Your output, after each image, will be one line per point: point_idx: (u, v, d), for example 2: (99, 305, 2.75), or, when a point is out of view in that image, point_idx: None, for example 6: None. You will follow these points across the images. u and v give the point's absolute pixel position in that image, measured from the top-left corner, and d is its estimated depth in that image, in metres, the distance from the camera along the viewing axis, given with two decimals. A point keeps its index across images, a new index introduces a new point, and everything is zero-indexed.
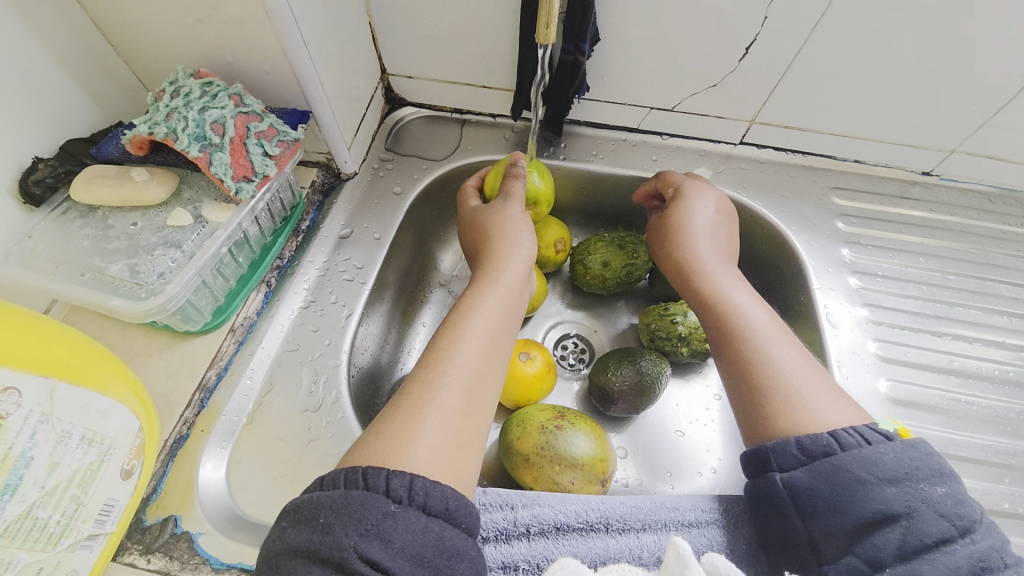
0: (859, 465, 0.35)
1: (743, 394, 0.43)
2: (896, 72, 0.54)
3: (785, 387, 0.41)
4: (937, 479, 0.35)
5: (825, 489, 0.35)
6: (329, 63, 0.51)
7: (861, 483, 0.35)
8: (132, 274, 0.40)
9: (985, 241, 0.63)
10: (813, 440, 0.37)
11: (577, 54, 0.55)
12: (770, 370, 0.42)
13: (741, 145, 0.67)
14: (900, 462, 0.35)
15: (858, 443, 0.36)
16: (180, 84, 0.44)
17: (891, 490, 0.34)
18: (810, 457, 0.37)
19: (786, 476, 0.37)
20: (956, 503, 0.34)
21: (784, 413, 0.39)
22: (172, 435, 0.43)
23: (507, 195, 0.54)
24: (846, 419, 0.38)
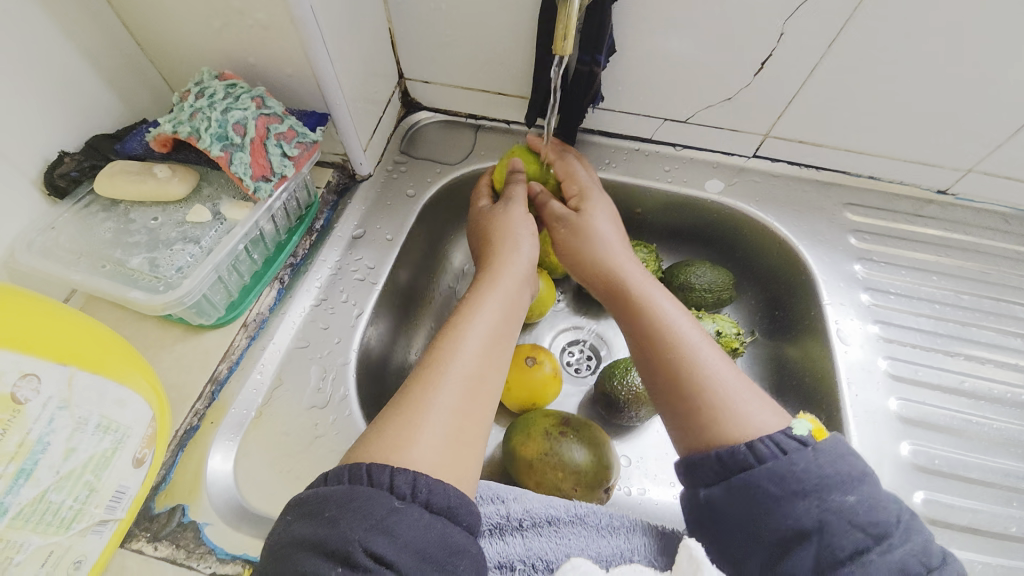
0: (768, 479, 0.36)
1: (671, 410, 0.43)
2: (912, 90, 0.54)
3: (710, 399, 0.41)
4: (848, 487, 0.35)
5: (742, 506, 0.37)
6: (349, 67, 0.52)
7: (773, 498, 0.36)
8: (152, 267, 0.41)
9: (1000, 262, 0.62)
10: (728, 455, 0.38)
11: (593, 65, 0.55)
12: (698, 384, 0.42)
13: (754, 158, 0.67)
14: (809, 473, 0.36)
15: (771, 455, 0.37)
16: (205, 85, 0.45)
17: (801, 503, 0.35)
18: (725, 473, 0.38)
19: (707, 493, 0.39)
20: (869, 509, 0.35)
21: (710, 427, 0.40)
22: (182, 426, 0.44)
23: (508, 199, 0.55)
24: (770, 421, 0.39)
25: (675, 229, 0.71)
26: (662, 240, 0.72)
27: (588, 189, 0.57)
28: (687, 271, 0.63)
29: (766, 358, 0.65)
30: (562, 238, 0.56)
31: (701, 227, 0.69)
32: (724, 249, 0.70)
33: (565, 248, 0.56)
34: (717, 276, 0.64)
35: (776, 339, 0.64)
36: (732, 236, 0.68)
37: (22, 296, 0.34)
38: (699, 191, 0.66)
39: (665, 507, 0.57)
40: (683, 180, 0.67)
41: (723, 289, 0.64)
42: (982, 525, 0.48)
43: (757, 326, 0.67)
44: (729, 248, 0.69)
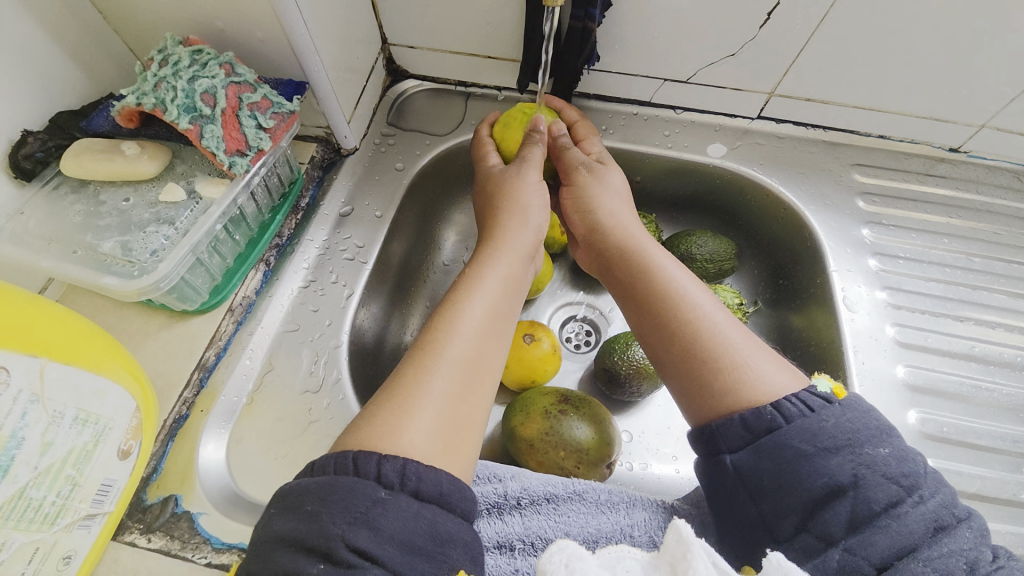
0: (799, 437, 0.35)
1: (687, 376, 0.41)
2: (930, 39, 0.50)
3: (728, 361, 0.40)
4: (879, 440, 0.34)
5: (772, 468, 0.35)
6: (325, 30, 0.48)
7: (805, 456, 0.34)
8: (124, 251, 0.39)
9: (1013, 222, 0.60)
10: (757, 415, 0.37)
11: (587, 20, 0.52)
12: (715, 347, 0.40)
13: (758, 119, 0.64)
14: (840, 428, 0.35)
15: (800, 413, 0.36)
16: (168, 52, 0.41)
17: (834, 459, 0.34)
18: (753, 435, 0.36)
19: (734, 458, 0.37)
20: (900, 461, 0.34)
21: (728, 391, 0.39)
22: (171, 415, 0.42)
23: (523, 160, 0.51)
24: (790, 384, 0.38)
25: (676, 198, 0.68)
26: (662, 210, 0.70)
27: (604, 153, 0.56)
28: (688, 241, 0.61)
29: (770, 328, 0.63)
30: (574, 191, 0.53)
31: (702, 194, 0.67)
32: (726, 217, 0.67)
33: (575, 198, 0.53)
34: (719, 245, 0.62)
35: (780, 308, 0.63)
36: (735, 203, 0.65)
37: None
38: (701, 157, 0.63)
39: (668, 480, 0.57)
40: (684, 145, 0.64)
41: (725, 259, 0.62)
42: (991, 492, 0.47)
43: (761, 295, 0.65)
44: (732, 216, 0.67)
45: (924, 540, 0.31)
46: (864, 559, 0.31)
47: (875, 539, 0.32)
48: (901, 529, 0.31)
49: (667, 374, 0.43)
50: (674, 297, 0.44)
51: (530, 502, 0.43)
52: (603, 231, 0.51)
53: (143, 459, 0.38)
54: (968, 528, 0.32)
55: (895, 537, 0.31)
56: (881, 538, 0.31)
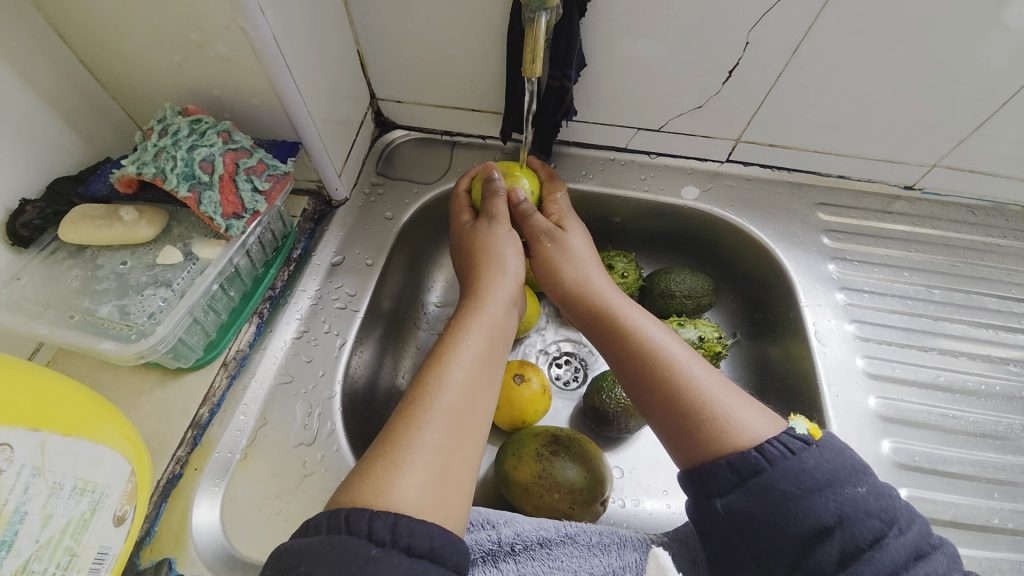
0: (785, 480, 0.37)
1: (674, 423, 0.43)
2: (874, 93, 0.56)
3: (710, 407, 0.41)
4: (856, 479, 0.37)
5: (762, 511, 0.37)
6: (317, 93, 0.51)
7: (792, 498, 0.36)
8: (122, 315, 0.40)
9: (968, 254, 0.64)
10: (743, 460, 0.38)
11: (565, 80, 0.56)
12: (698, 393, 0.42)
13: (727, 163, 0.68)
14: (821, 469, 0.37)
15: (782, 455, 0.38)
16: (168, 121, 0.44)
17: (819, 500, 0.36)
18: (741, 478, 0.38)
19: (725, 502, 0.39)
20: (878, 499, 0.36)
21: (715, 435, 0.40)
22: (165, 475, 0.43)
23: (491, 218, 0.54)
24: (769, 428, 0.40)
25: (655, 236, 0.72)
26: (642, 247, 0.73)
27: (566, 214, 0.58)
28: (666, 279, 0.64)
29: (751, 359, 0.66)
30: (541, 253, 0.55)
31: (679, 233, 0.70)
32: (703, 254, 0.71)
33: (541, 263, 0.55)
34: (696, 282, 0.65)
35: (758, 340, 0.66)
36: (710, 241, 0.69)
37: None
38: (676, 199, 0.67)
39: (659, 516, 0.58)
40: (660, 188, 0.67)
41: (702, 295, 0.65)
42: (965, 518, 0.50)
43: (739, 327, 0.68)
44: (708, 252, 0.70)
45: (904, 566, 0.33)
46: None
47: (861, 572, 0.34)
48: (884, 559, 0.34)
49: (657, 420, 0.44)
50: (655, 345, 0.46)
51: (524, 547, 0.44)
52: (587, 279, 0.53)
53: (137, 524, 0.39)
54: (943, 554, 0.34)
55: (878, 567, 0.33)
56: (867, 569, 0.34)
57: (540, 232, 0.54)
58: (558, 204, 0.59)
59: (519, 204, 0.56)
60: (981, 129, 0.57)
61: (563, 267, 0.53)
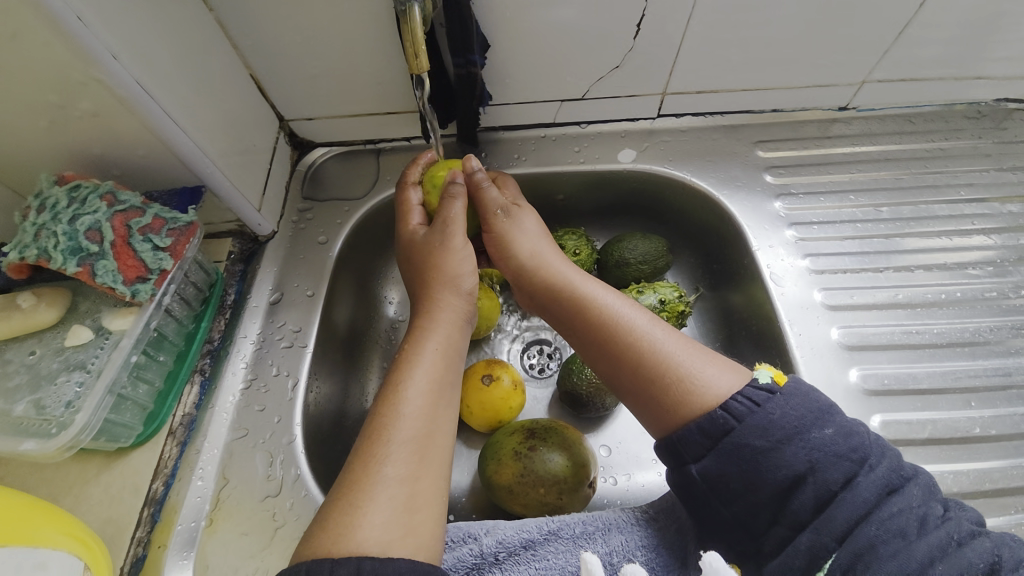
0: (752, 434, 0.36)
1: (642, 399, 0.41)
2: (788, 21, 0.54)
3: (673, 374, 0.40)
4: (823, 421, 0.36)
5: (735, 469, 0.36)
6: (211, 130, 0.48)
7: (762, 452, 0.36)
8: (37, 410, 0.37)
9: (911, 164, 0.63)
10: (711, 421, 0.37)
11: (470, 67, 0.53)
12: (660, 362, 0.41)
13: (659, 118, 0.66)
14: (787, 418, 0.36)
15: (749, 410, 0.37)
16: (46, 195, 0.41)
17: (789, 450, 0.35)
18: (712, 439, 0.37)
19: (700, 467, 0.37)
20: (846, 438, 0.35)
21: (682, 401, 0.39)
22: (128, 560, 0.41)
23: (443, 217, 0.51)
24: (735, 382, 0.39)
25: (603, 206, 0.70)
26: (593, 220, 0.71)
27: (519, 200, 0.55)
28: (619, 248, 0.63)
29: (717, 311, 0.65)
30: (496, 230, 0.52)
31: (625, 198, 0.68)
32: (652, 215, 0.69)
33: (496, 241, 0.52)
34: (649, 245, 0.63)
35: (720, 290, 0.65)
36: (657, 201, 0.67)
37: None
38: (614, 164, 0.65)
39: (652, 486, 0.58)
40: (596, 157, 0.65)
41: (658, 257, 0.63)
42: (944, 433, 0.50)
43: (701, 282, 0.67)
44: (657, 213, 0.68)
45: (877, 503, 0.33)
46: (829, 537, 0.33)
47: (836, 516, 0.33)
48: (856, 499, 0.33)
49: (627, 394, 0.43)
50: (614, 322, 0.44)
51: (509, 553, 0.43)
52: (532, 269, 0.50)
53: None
54: (917, 485, 0.34)
55: (853, 508, 0.33)
56: (841, 512, 0.33)
57: (495, 208, 0.52)
58: (510, 189, 0.56)
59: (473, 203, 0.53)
60: (903, 35, 0.55)
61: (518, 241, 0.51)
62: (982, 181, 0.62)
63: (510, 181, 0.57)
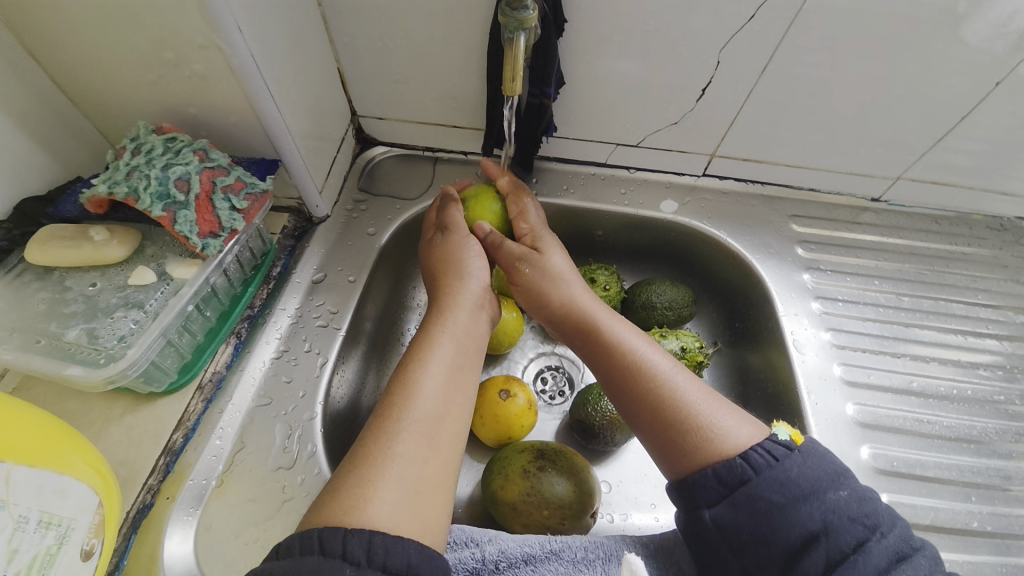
0: (771, 489, 0.37)
1: (659, 440, 0.43)
2: (840, 110, 0.58)
3: (691, 416, 0.42)
4: (838, 483, 0.37)
5: (750, 521, 0.37)
6: (297, 110, 0.51)
7: (778, 507, 0.37)
8: (90, 338, 0.39)
9: (934, 262, 0.67)
10: (728, 469, 0.39)
11: (543, 97, 0.56)
12: (680, 404, 0.42)
13: (704, 177, 0.69)
14: (804, 476, 0.38)
15: (767, 463, 0.38)
16: (142, 140, 0.43)
17: (804, 508, 0.36)
18: (728, 488, 0.38)
19: (713, 514, 0.39)
20: (860, 503, 0.37)
21: (698, 445, 0.40)
22: (134, 506, 0.41)
23: (447, 228, 0.54)
24: (753, 436, 0.41)
25: (637, 249, 0.73)
26: (624, 261, 0.74)
27: (540, 230, 0.56)
28: (648, 290, 0.65)
29: (733, 369, 0.66)
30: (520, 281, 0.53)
31: (659, 246, 0.71)
32: (683, 265, 0.72)
33: (524, 292, 0.54)
34: (677, 293, 0.65)
35: (738, 348, 0.67)
36: (690, 253, 0.70)
37: None
38: (656, 212, 0.68)
39: (648, 530, 0.58)
40: (639, 203, 0.68)
41: (683, 306, 0.65)
42: (945, 522, 0.51)
43: (720, 336, 0.69)
44: (688, 264, 0.71)
45: (887, 570, 0.34)
46: None
47: None
48: (867, 564, 0.34)
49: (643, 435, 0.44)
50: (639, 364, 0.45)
51: (508, 564, 0.44)
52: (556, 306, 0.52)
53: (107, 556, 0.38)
54: (925, 556, 0.35)
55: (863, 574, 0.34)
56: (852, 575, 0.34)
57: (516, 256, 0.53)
58: (528, 220, 0.56)
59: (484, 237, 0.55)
60: (944, 141, 0.59)
61: (542, 291, 0.52)
62: (998, 289, 0.66)
63: (529, 206, 0.57)
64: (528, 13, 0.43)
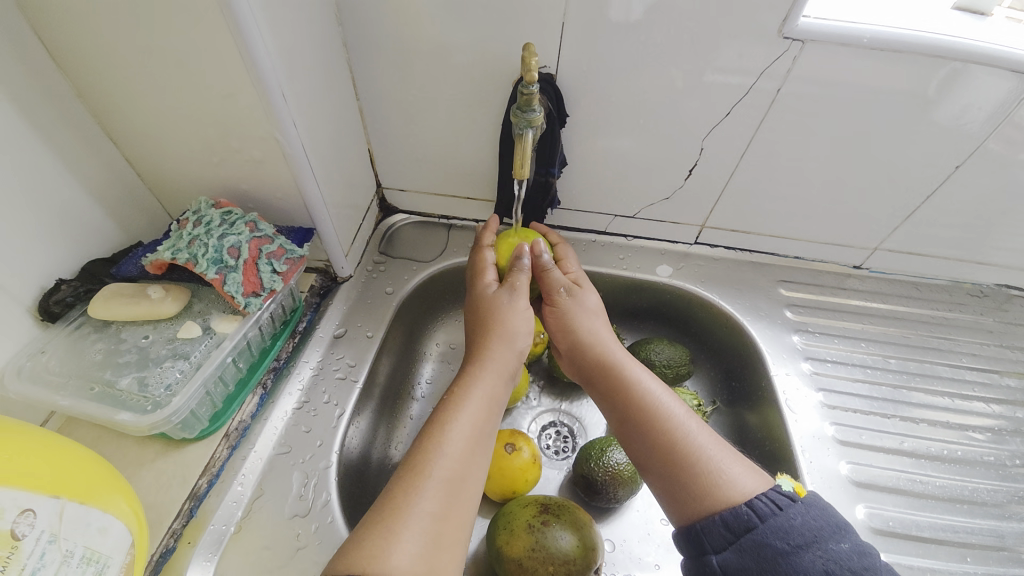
0: (775, 535, 0.39)
1: (670, 486, 0.45)
2: (814, 189, 0.65)
3: (702, 464, 0.44)
4: (840, 535, 0.39)
5: (755, 566, 0.39)
6: (333, 186, 0.58)
7: (782, 554, 0.38)
8: (141, 387, 0.44)
9: (918, 326, 0.71)
10: (734, 516, 0.41)
11: (548, 176, 0.64)
12: (692, 452, 0.45)
13: (696, 245, 0.75)
14: (807, 526, 0.39)
15: (771, 511, 0.40)
16: (202, 213, 0.50)
17: (807, 556, 0.38)
18: (734, 535, 0.40)
19: (720, 558, 0.40)
20: (861, 556, 0.38)
21: (709, 493, 0.43)
22: (158, 548, 0.44)
23: (513, 290, 0.55)
24: (758, 486, 0.43)
25: (636, 310, 0.77)
26: (625, 320, 0.78)
27: (578, 276, 0.61)
28: (647, 349, 0.68)
29: (732, 427, 0.68)
30: (559, 310, 0.57)
31: (657, 307, 0.76)
32: (680, 326, 0.76)
33: (558, 317, 0.57)
34: (674, 352, 0.68)
35: (736, 407, 0.69)
36: (686, 315, 0.74)
37: (35, 434, 0.37)
38: (652, 276, 0.73)
39: None
40: (637, 267, 0.74)
41: (680, 364, 0.68)
42: None
43: (718, 395, 0.72)
44: (685, 325, 0.76)
45: None
46: None
47: None
48: None
49: (655, 481, 0.46)
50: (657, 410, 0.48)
51: None
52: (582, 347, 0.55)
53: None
54: None
55: None
56: None
57: (558, 286, 0.57)
58: (572, 266, 0.63)
59: (536, 262, 0.58)
60: (913, 216, 0.65)
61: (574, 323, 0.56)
62: (983, 353, 0.69)
63: (572, 256, 0.64)
64: (535, 114, 0.51)
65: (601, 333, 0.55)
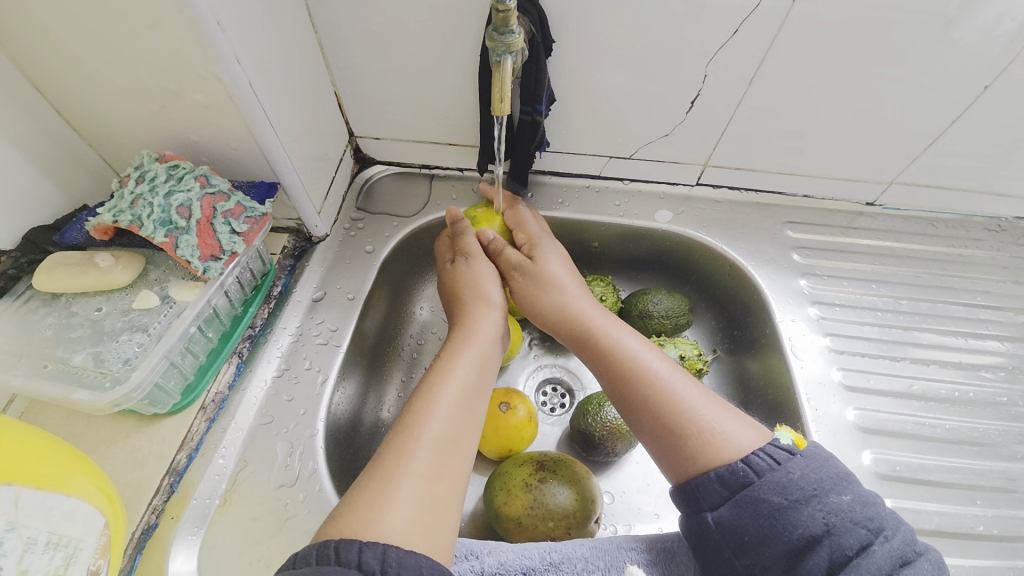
0: (772, 491, 0.37)
1: (663, 444, 0.43)
2: (828, 119, 0.58)
3: (689, 419, 0.42)
4: (841, 487, 0.37)
5: (752, 523, 0.37)
6: (295, 135, 0.52)
7: (780, 509, 0.37)
8: (96, 362, 0.41)
9: (931, 264, 0.67)
10: (731, 472, 0.39)
11: (535, 114, 0.56)
12: (681, 407, 0.43)
13: (697, 186, 0.70)
14: (807, 479, 0.37)
15: (769, 467, 0.38)
16: (146, 169, 0.45)
17: (807, 510, 0.36)
18: (730, 490, 0.38)
19: (716, 515, 0.39)
20: (863, 506, 0.36)
21: (700, 449, 0.41)
22: (140, 526, 0.42)
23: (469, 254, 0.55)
24: (756, 441, 0.41)
25: (634, 259, 0.73)
26: (622, 271, 0.74)
27: (541, 237, 0.57)
28: (645, 299, 0.64)
29: (732, 375, 0.66)
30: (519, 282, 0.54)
31: (656, 255, 0.72)
32: (680, 274, 0.72)
33: (522, 284, 0.54)
34: (673, 302, 0.65)
35: (738, 355, 0.67)
36: (686, 262, 0.70)
37: (8, 422, 0.36)
38: (650, 222, 0.69)
39: None
40: (634, 214, 0.69)
41: (680, 315, 0.65)
42: (949, 526, 0.51)
43: (718, 344, 0.69)
44: (685, 273, 0.72)
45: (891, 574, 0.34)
46: None
47: None
48: (871, 566, 0.34)
49: (648, 439, 0.44)
50: (640, 368, 0.46)
51: None
52: (558, 308, 0.52)
53: (118, 569, 0.40)
54: (928, 560, 0.35)
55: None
56: None
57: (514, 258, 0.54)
58: (528, 230, 0.58)
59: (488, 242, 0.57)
60: (935, 145, 0.59)
61: (539, 298, 0.53)
62: (998, 290, 0.65)
63: (528, 218, 0.59)
64: (515, 36, 0.44)
65: (574, 295, 0.53)
